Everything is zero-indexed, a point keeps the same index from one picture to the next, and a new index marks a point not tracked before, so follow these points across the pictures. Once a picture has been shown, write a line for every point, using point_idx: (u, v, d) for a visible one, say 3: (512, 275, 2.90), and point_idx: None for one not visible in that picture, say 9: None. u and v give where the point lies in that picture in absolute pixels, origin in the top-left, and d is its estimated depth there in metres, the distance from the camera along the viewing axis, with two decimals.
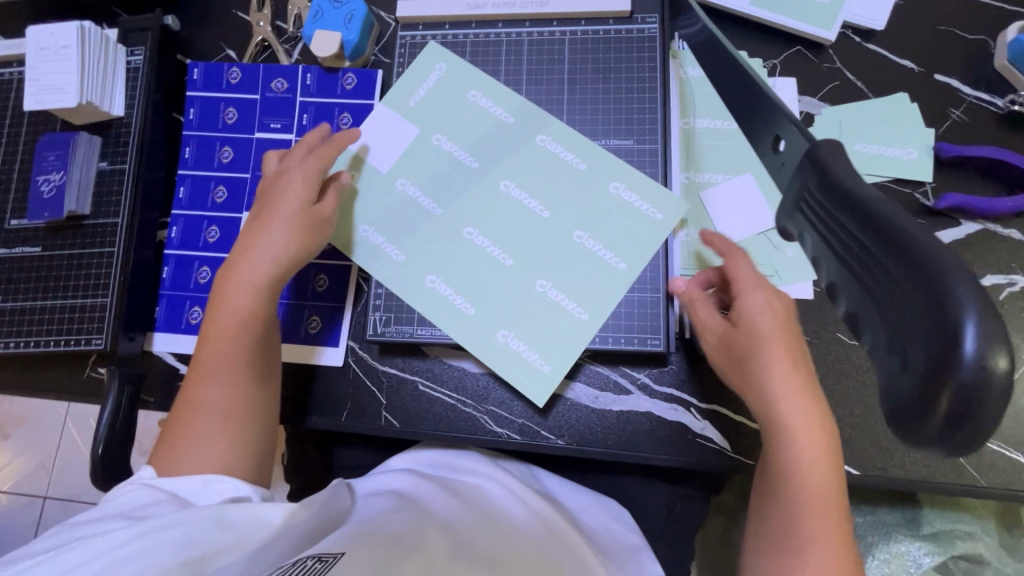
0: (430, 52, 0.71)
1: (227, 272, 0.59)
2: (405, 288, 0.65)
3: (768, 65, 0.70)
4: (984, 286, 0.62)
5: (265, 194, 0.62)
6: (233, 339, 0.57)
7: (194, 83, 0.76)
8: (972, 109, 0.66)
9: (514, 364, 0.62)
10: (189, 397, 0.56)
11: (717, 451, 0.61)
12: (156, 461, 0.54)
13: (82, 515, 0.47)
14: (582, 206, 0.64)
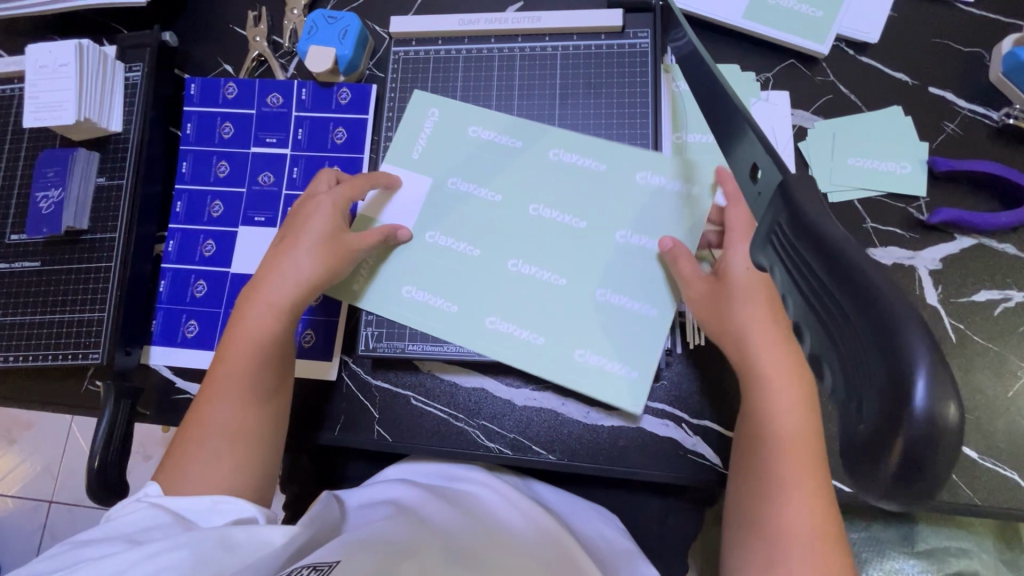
0: (418, 100, 0.70)
1: (251, 293, 0.60)
2: (465, 336, 0.62)
3: (761, 78, 0.69)
4: (978, 302, 0.61)
5: (292, 218, 0.63)
6: (249, 360, 0.58)
7: (191, 98, 0.77)
8: (966, 122, 0.66)
9: (609, 386, 0.60)
10: (200, 413, 0.57)
11: (708, 466, 0.61)
12: (161, 477, 0.54)
13: (84, 535, 0.46)
14: (613, 205, 0.64)
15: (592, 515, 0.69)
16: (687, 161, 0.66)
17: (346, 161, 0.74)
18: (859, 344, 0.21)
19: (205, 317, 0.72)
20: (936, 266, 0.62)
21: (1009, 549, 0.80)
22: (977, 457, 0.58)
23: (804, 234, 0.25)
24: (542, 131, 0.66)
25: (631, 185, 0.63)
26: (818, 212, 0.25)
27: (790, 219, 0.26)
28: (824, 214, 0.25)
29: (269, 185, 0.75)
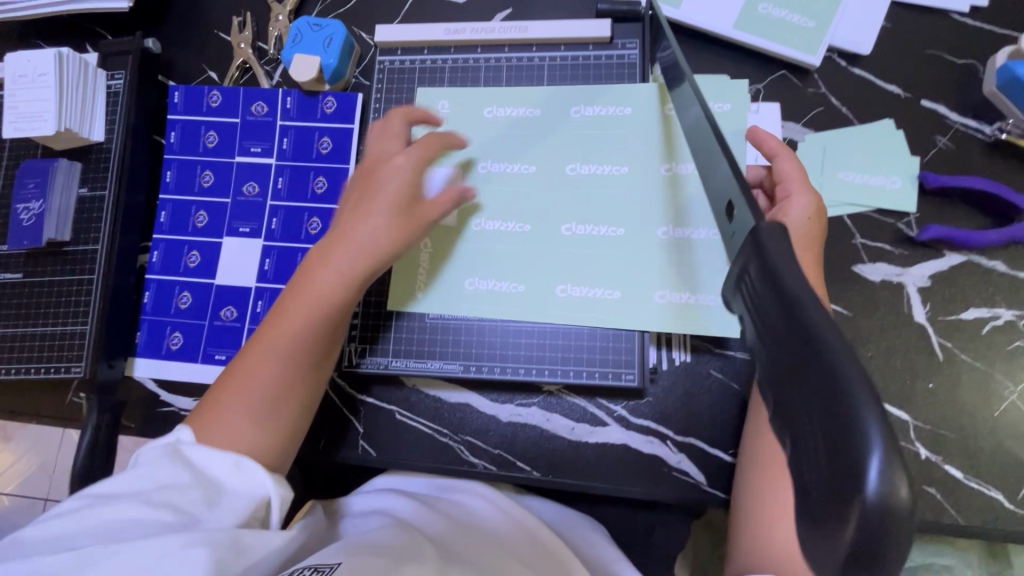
0: (423, 97, 0.70)
1: (323, 246, 0.58)
2: (546, 305, 0.64)
3: (752, 89, 0.68)
4: (966, 320, 0.61)
5: (369, 170, 0.61)
6: (308, 319, 0.56)
7: (175, 106, 0.76)
8: (959, 136, 0.65)
9: (683, 313, 0.61)
10: (246, 359, 0.55)
11: (692, 484, 0.61)
12: (196, 425, 0.52)
13: (111, 481, 0.46)
14: (648, 144, 0.65)
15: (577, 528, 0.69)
16: (680, 183, 0.64)
17: (332, 172, 0.73)
18: (811, 436, 0.21)
19: (189, 329, 0.72)
20: (924, 283, 0.62)
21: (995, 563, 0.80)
22: (962, 477, 0.57)
23: (782, 305, 0.25)
24: (558, 94, 0.67)
25: (665, 133, 0.65)
26: (800, 286, 0.25)
27: (767, 287, 0.26)
28: (804, 285, 0.25)
29: (253, 196, 0.74)
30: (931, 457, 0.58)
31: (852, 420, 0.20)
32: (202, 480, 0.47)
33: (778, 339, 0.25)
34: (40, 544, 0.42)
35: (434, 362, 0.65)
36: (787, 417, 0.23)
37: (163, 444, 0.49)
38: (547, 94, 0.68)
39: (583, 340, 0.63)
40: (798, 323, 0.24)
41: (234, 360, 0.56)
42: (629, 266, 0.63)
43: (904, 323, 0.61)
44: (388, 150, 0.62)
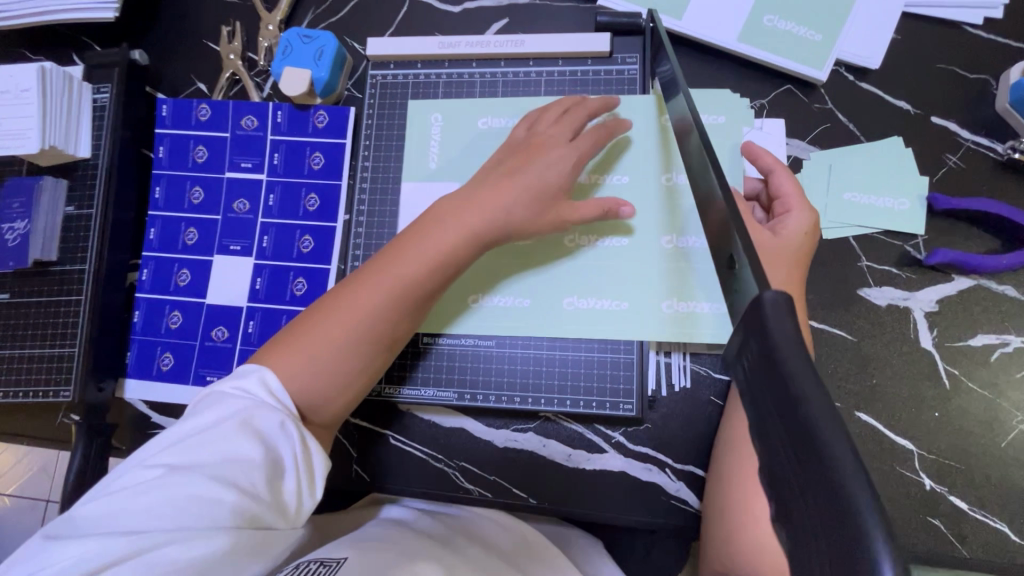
0: (417, 110, 0.69)
1: (456, 207, 0.58)
2: (552, 320, 0.62)
3: (756, 104, 0.66)
4: (975, 346, 0.59)
5: (539, 135, 0.62)
6: (420, 273, 0.57)
7: (163, 120, 0.75)
8: (969, 155, 0.63)
9: (679, 324, 0.60)
10: (344, 295, 0.57)
11: (692, 513, 0.60)
12: (289, 347, 0.55)
13: (181, 443, 0.48)
14: (645, 152, 0.64)
15: None
16: (679, 204, 0.63)
17: (324, 189, 0.71)
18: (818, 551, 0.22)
19: (180, 350, 0.71)
20: (932, 308, 0.60)
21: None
22: (967, 508, 0.56)
23: (784, 405, 0.24)
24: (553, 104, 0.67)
25: (662, 141, 0.64)
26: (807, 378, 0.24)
27: (768, 374, 0.26)
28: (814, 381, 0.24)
29: (244, 213, 0.73)
30: (936, 488, 0.57)
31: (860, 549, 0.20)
32: (266, 454, 0.48)
33: (783, 436, 0.24)
34: (114, 510, 0.45)
35: (427, 390, 0.63)
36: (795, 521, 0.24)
37: (231, 410, 0.50)
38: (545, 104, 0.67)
39: (580, 368, 0.62)
40: (800, 428, 0.23)
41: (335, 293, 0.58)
42: (626, 287, 0.62)
43: (910, 349, 0.60)
44: (579, 121, 0.62)
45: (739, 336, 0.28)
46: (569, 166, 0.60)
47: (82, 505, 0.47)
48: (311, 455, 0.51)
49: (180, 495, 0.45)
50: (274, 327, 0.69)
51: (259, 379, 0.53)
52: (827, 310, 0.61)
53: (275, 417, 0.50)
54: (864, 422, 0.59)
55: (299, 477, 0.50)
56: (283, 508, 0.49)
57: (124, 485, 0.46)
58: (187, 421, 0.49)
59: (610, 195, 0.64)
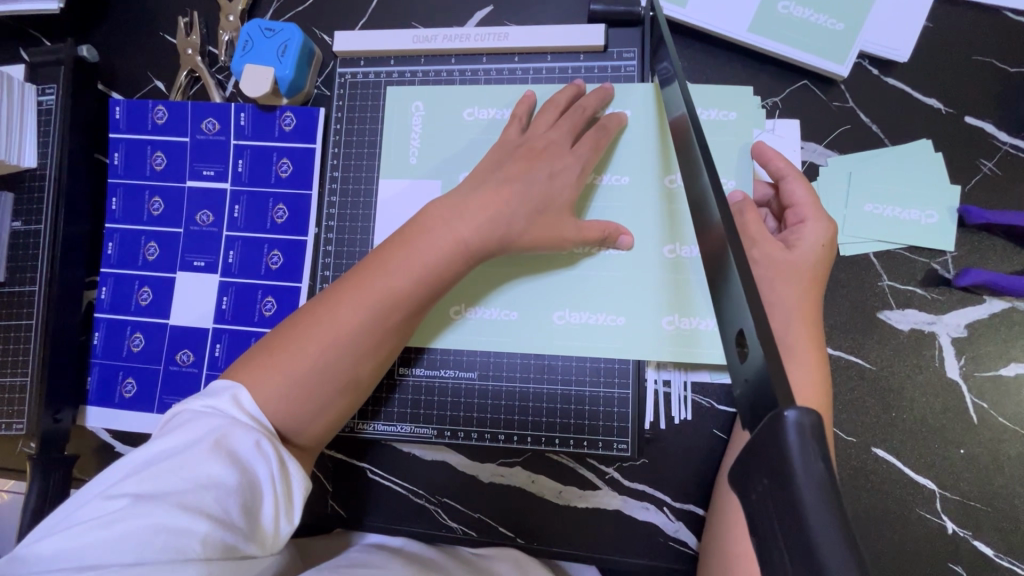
0: (396, 97, 0.63)
1: (449, 212, 0.52)
2: (541, 338, 0.57)
3: (768, 103, 0.59)
4: (1008, 377, 0.54)
5: (537, 136, 0.56)
6: (412, 279, 0.51)
7: (117, 123, 0.68)
8: (1007, 161, 0.56)
9: (676, 344, 0.54)
10: (323, 307, 0.51)
11: (692, 556, 0.55)
12: (256, 372, 0.49)
13: (142, 469, 0.41)
14: (643, 154, 0.58)
15: None
16: (679, 211, 0.56)
17: (292, 199, 0.65)
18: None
19: (143, 375, 0.66)
20: (960, 333, 0.54)
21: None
22: (993, 554, 0.52)
23: (800, 555, 0.22)
24: (541, 101, 0.60)
25: (660, 141, 0.57)
26: (829, 534, 0.22)
27: (781, 508, 0.23)
28: (837, 537, 0.22)
29: (207, 226, 0.67)
30: (958, 532, 0.52)
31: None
32: (242, 477, 0.42)
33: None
34: (62, 550, 0.38)
35: (404, 426, 0.59)
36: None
37: (202, 430, 0.43)
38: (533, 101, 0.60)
39: (571, 402, 0.57)
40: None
41: (312, 304, 0.52)
42: (621, 300, 0.56)
43: (934, 379, 0.54)
44: (580, 118, 0.57)
45: (747, 444, 0.25)
46: (572, 175, 0.55)
47: (26, 545, 0.39)
48: (292, 475, 0.45)
49: (139, 527, 0.38)
50: (241, 350, 0.64)
51: (234, 397, 0.46)
52: (843, 335, 0.56)
53: (252, 437, 0.44)
54: (883, 459, 0.54)
55: (279, 501, 0.44)
56: (260, 537, 0.42)
57: (75, 519, 0.39)
58: (150, 445, 0.43)
59: (604, 208, 0.57)
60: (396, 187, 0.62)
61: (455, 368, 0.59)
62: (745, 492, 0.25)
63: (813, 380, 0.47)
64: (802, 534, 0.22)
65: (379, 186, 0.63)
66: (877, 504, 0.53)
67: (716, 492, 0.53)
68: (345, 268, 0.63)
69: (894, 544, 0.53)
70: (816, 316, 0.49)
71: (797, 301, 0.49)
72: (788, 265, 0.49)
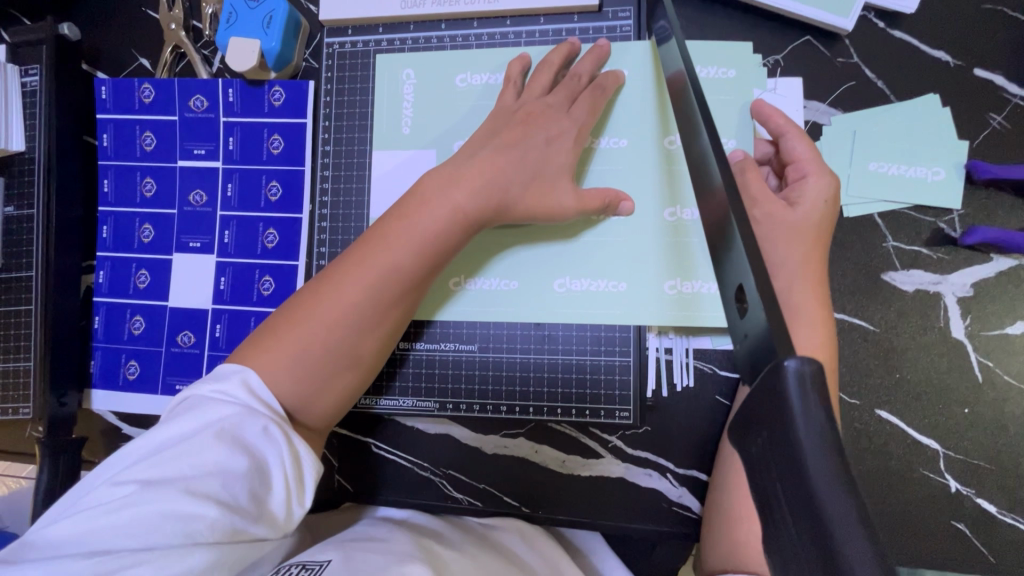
0: (386, 67, 0.62)
1: (445, 181, 0.51)
2: (542, 307, 0.56)
3: (769, 62, 0.57)
4: (1013, 335, 0.53)
5: (532, 103, 0.55)
6: (414, 252, 0.50)
7: (103, 103, 0.67)
8: (1017, 114, 0.54)
9: (676, 308, 0.54)
10: (325, 286, 0.50)
11: (696, 520, 0.55)
12: (259, 349, 0.49)
13: (150, 455, 0.41)
14: (640, 116, 0.56)
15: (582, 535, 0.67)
16: (679, 173, 0.55)
17: (285, 175, 0.64)
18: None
19: (146, 357, 0.66)
20: (965, 293, 0.54)
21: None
22: (996, 512, 0.52)
23: (801, 506, 0.22)
24: (535, 65, 0.58)
25: (657, 101, 0.56)
26: (834, 487, 0.22)
27: (784, 465, 0.23)
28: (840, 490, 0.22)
29: (201, 206, 0.66)
30: (962, 490, 0.52)
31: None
32: (250, 462, 0.41)
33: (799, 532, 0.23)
34: (71, 535, 0.38)
35: (406, 400, 0.59)
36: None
37: (209, 416, 0.43)
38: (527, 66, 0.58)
39: (572, 371, 0.56)
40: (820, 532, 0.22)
41: (313, 282, 0.51)
42: (622, 265, 0.55)
43: (939, 340, 0.54)
44: (576, 87, 0.55)
45: (753, 403, 0.24)
46: (569, 141, 0.53)
47: (37, 530, 0.40)
48: (303, 460, 0.44)
49: (147, 513, 0.38)
50: (241, 330, 0.64)
51: (243, 381, 0.46)
52: (848, 298, 0.55)
53: (260, 423, 0.44)
54: (887, 421, 0.54)
55: (290, 485, 0.43)
56: (272, 520, 0.41)
57: (83, 504, 0.40)
58: (157, 431, 0.42)
59: (603, 173, 0.56)
60: (389, 160, 0.61)
61: (455, 341, 0.58)
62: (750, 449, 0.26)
63: (816, 343, 0.46)
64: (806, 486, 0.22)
65: (372, 158, 0.62)
66: (881, 466, 0.53)
67: (716, 460, 0.53)
68: (340, 244, 0.62)
69: (899, 504, 0.53)
70: (820, 278, 0.48)
71: (799, 263, 0.48)
72: (790, 226, 0.48)
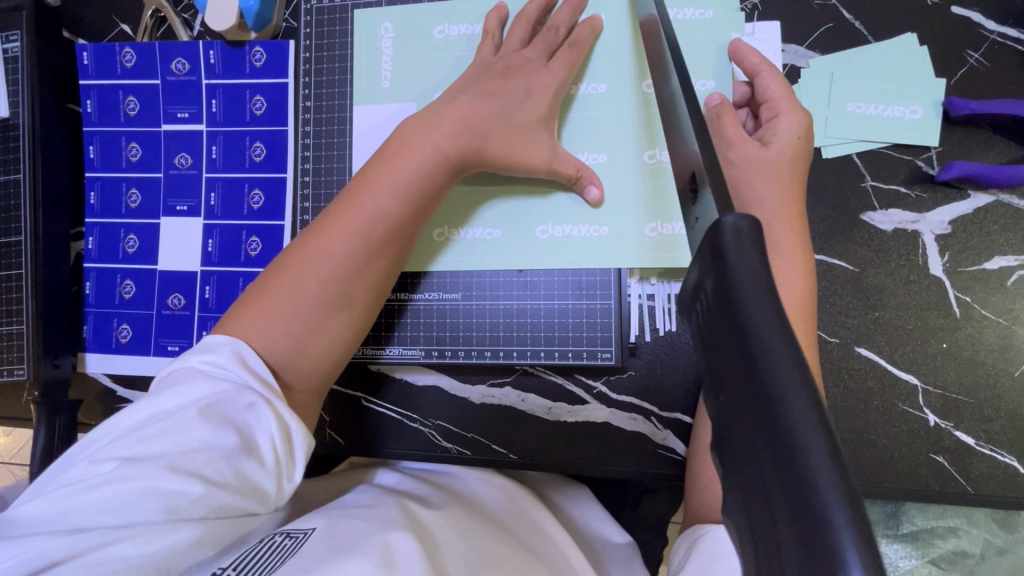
0: (365, 22, 0.62)
1: (424, 128, 0.52)
2: (525, 253, 0.57)
3: (747, 6, 0.57)
4: (990, 270, 0.53)
5: (511, 55, 0.55)
6: (400, 212, 0.51)
7: (86, 69, 0.67)
8: (994, 50, 0.54)
9: (655, 249, 0.55)
10: (313, 242, 0.50)
11: (680, 461, 0.56)
12: (247, 305, 0.49)
13: (134, 431, 0.41)
14: (618, 60, 0.56)
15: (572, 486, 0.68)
16: (655, 117, 0.55)
17: (268, 136, 0.64)
18: (779, 539, 0.21)
19: (137, 320, 0.67)
20: (944, 230, 0.54)
21: (1010, 533, 0.69)
22: (974, 444, 0.53)
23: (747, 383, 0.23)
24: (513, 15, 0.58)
25: (634, 45, 0.56)
26: (784, 360, 0.21)
27: (735, 350, 0.23)
28: (791, 362, 0.21)
29: (186, 169, 0.66)
30: (941, 424, 0.53)
31: (829, 542, 0.18)
32: (236, 439, 0.41)
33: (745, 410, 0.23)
34: (51, 511, 0.38)
35: (395, 351, 0.60)
36: (749, 497, 0.23)
37: (195, 392, 0.42)
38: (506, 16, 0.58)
39: (555, 317, 0.57)
40: (767, 407, 0.21)
41: (299, 239, 0.52)
42: (602, 210, 0.56)
43: (918, 277, 0.54)
44: (554, 39, 0.55)
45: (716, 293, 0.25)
46: (546, 89, 0.54)
47: (16, 506, 0.40)
48: (293, 434, 0.44)
49: (130, 489, 0.38)
50: (230, 290, 0.65)
51: (235, 354, 0.46)
52: (828, 239, 0.55)
53: (248, 398, 0.43)
54: (866, 358, 0.54)
55: (280, 460, 0.43)
56: (261, 494, 0.42)
57: (64, 481, 0.39)
58: (140, 406, 0.42)
59: (581, 118, 0.56)
60: (370, 115, 0.62)
61: (440, 290, 0.59)
62: (709, 340, 0.26)
63: (795, 277, 0.47)
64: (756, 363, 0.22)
65: (353, 114, 0.62)
66: (861, 402, 0.54)
67: (696, 416, 0.54)
68: (324, 200, 0.63)
69: (879, 439, 0.54)
70: (798, 212, 0.49)
71: (777, 200, 0.48)
72: (765, 162, 0.49)
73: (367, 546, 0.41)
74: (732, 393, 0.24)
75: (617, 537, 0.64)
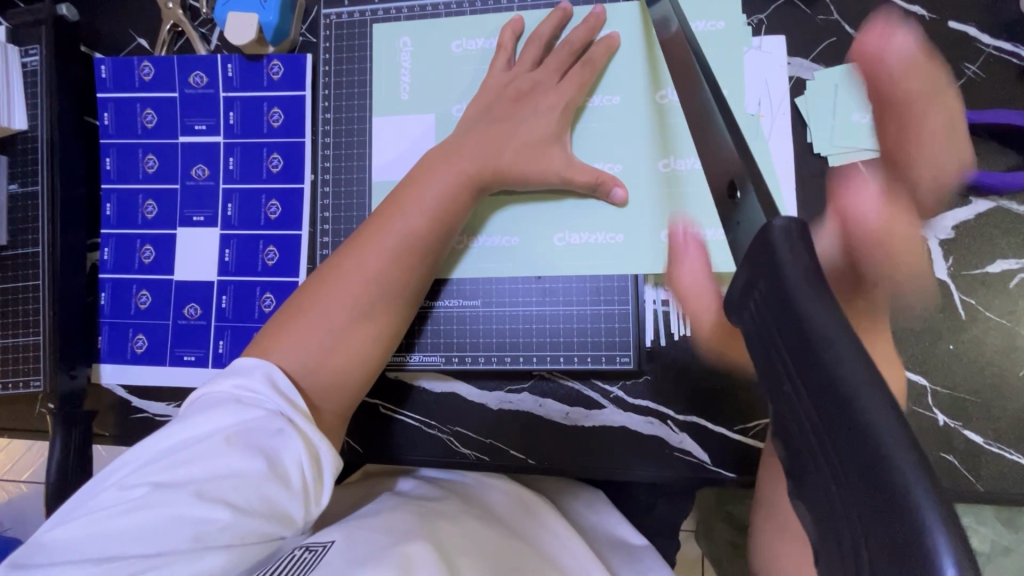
0: (385, 35, 0.63)
1: (447, 153, 0.54)
2: (544, 259, 0.58)
3: (753, 21, 0.59)
4: (994, 273, 0.55)
5: (526, 70, 0.57)
6: (428, 234, 0.52)
7: (104, 82, 0.68)
8: (991, 62, 0.57)
9: (671, 255, 0.56)
10: (345, 260, 0.51)
11: (696, 463, 0.57)
12: (280, 323, 0.50)
13: (165, 456, 0.41)
14: (633, 73, 0.58)
15: (587, 493, 0.69)
16: (669, 127, 0.57)
17: (286, 147, 0.65)
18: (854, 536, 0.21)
19: (153, 330, 0.67)
20: (948, 234, 0.56)
21: (1015, 533, 0.70)
22: (983, 442, 0.54)
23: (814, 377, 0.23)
24: (527, 30, 0.60)
25: (649, 57, 0.58)
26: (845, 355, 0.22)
27: (795, 349, 0.25)
28: (863, 373, 0.22)
29: (203, 180, 0.67)
30: (950, 423, 0.55)
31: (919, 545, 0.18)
32: (264, 465, 0.41)
33: (810, 406, 0.24)
34: (80, 538, 0.38)
35: (414, 358, 0.60)
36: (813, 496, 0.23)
37: (225, 417, 0.42)
38: (521, 30, 0.60)
39: (574, 322, 0.58)
40: (839, 400, 0.22)
41: (330, 258, 0.53)
42: (618, 217, 0.57)
43: (924, 281, 0.56)
44: (568, 55, 0.57)
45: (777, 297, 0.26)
46: (563, 101, 0.55)
47: (48, 530, 0.40)
48: (321, 460, 0.44)
49: (159, 517, 0.38)
50: (248, 299, 0.65)
51: (266, 377, 0.46)
52: None
53: (276, 424, 0.43)
54: None
55: (307, 487, 0.43)
56: (288, 521, 0.42)
57: (95, 505, 0.40)
58: (172, 431, 0.42)
59: (595, 128, 0.58)
60: (390, 126, 0.63)
61: (460, 297, 0.60)
62: (768, 340, 0.27)
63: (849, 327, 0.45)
64: (830, 373, 0.22)
65: (373, 124, 0.63)
66: None
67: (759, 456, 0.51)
68: (343, 210, 0.64)
69: None
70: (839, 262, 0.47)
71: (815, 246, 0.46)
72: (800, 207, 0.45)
73: (386, 556, 0.40)
74: (794, 384, 0.25)
75: (635, 541, 0.65)
